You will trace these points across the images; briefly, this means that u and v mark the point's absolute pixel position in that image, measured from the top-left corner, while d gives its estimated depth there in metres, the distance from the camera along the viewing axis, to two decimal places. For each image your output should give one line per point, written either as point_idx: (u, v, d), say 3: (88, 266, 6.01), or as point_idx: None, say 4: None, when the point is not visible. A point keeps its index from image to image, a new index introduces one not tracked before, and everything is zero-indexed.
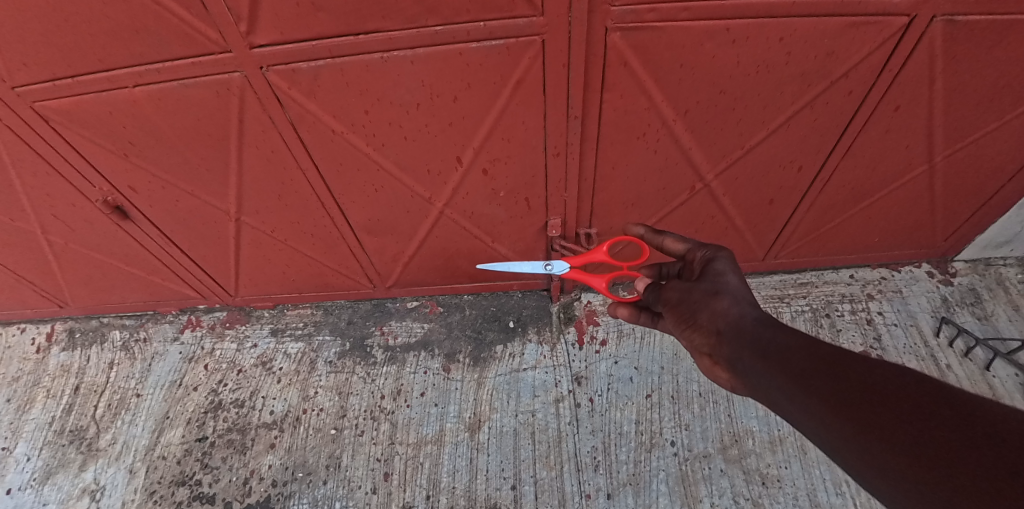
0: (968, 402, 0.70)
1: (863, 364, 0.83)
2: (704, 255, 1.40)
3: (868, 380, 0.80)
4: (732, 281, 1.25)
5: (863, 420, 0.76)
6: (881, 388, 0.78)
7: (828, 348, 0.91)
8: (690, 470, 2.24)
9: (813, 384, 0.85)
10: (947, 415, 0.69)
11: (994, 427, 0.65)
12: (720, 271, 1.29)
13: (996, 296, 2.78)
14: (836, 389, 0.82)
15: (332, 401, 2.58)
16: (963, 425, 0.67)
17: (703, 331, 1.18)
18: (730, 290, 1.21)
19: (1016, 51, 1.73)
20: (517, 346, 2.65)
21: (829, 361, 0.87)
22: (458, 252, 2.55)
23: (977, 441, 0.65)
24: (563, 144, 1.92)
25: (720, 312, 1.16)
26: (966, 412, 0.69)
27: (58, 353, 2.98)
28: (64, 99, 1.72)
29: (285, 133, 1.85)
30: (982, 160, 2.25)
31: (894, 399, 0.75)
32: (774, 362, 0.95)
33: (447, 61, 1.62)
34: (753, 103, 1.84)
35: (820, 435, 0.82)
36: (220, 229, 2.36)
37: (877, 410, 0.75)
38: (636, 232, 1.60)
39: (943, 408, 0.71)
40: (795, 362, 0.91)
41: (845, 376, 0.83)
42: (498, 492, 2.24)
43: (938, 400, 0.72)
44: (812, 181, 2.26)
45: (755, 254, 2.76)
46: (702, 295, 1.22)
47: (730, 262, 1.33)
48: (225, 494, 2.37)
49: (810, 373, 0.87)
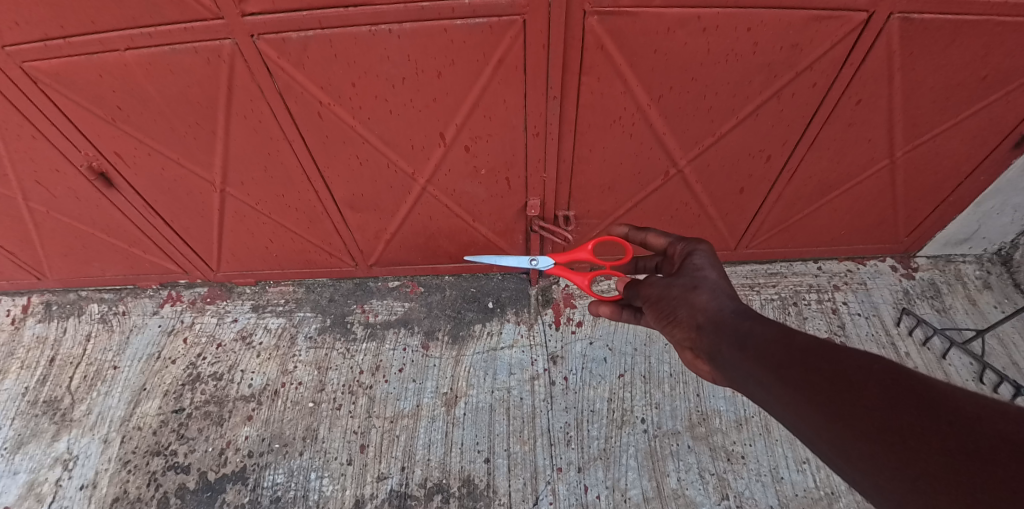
0: (931, 389, 0.75)
1: (833, 353, 0.88)
2: (682, 249, 1.43)
3: (837, 367, 0.85)
4: (710, 275, 1.29)
5: (835, 410, 0.80)
6: (852, 377, 0.82)
7: (802, 338, 0.96)
8: (660, 446, 2.31)
9: (789, 376, 0.89)
10: (911, 404, 0.74)
11: (954, 413, 0.70)
12: (699, 266, 1.32)
13: (954, 291, 2.92)
14: (811, 379, 0.86)
15: (311, 375, 2.61)
16: (926, 413, 0.72)
17: (683, 326, 1.22)
18: (708, 283, 1.25)
19: (968, 51, 1.83)
20: (495, 325, 2.72)
21: (803, 351, 0.92)
22: (439, 231, 2.63)
23: (939, 429, 0.69)
24: (542, 124, 1.99)
25: (699, 307, 1.19)
26: (930, 399, 0.74)
27: (33, 325, 2.97)
28: (54, 60, 1.75)
29: (273, 103, 1.90)
30: (941, 158, 2.37)
31: (861, 387, 0.80)
32: (751, 354, 1.00)
33: (432, 37, 1.68)
34: (723, 92, 1.93)
35: (793, 422, 0.87)
36: (204, 200, 2.39)
37: (850, 401, 0.80)
38: (620, 233, 1.64)
39: (909, 395, 0.76)
40: (770, 353, 0.96)
41: (817, 368, 0.87)
42: (472, 465, 2.29)
43: (903, 386, 0.77)
44: (780, 171, 2.36)
45: (727, 243, 2.86)
46: (681, 290, 1.26)
47: (709, 256, 1.36)
48: (200, 464, 2.39)
49: (786, 366, 0.91)
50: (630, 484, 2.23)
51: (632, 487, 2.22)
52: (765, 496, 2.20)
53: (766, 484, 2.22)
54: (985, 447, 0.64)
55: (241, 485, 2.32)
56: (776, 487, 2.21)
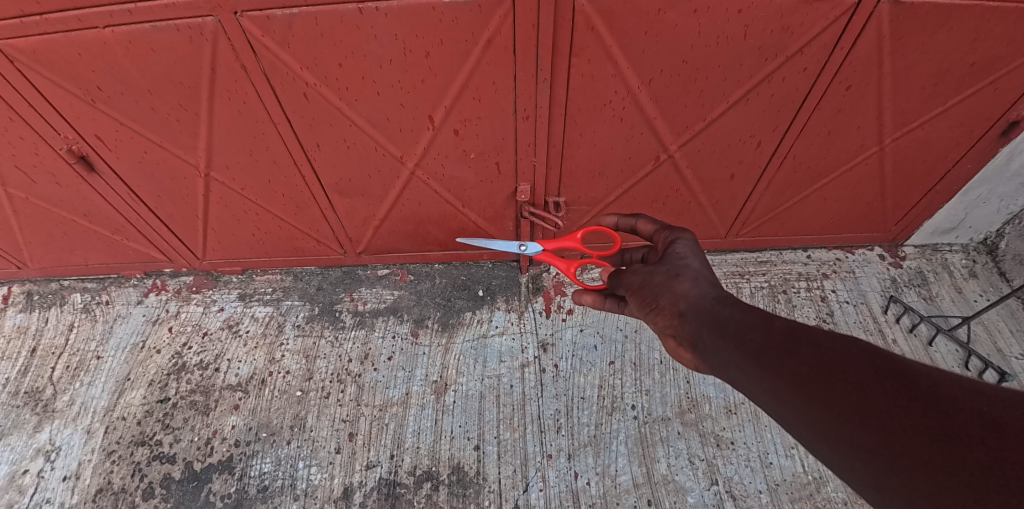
0: (906, 369, 0.74)
1: (813, 337, 0.86)
2: (666, 237, 1.40)
3: (816, 351, 0.84)
4: (693, 263, 1.26)
5: (813, 393, 0.79)
6: (829, 359, 0.81)
7: (781, 323, 0.94)
8: (649, 432, 2.32)
9: (768, 360, 0.88)
10: (886, 384, 0.73)
11: (929, 393, 0.70)
12: (682, 254, 1.29)
13: (941, 279, 2.95)
14: (789, 364, 0.85)
15: (299, 364, 2.58)
16: (902, 392, 0.71)
17: (665, 314, 1.19)
18: (691, 271, 1.23)
19: (957, 36, 1.84)
20: (485, 313, 2.71)
21: (783, 335, 0.90)
22: (429, 217, 2.60)
23: (915, 409, 0.69)
24: (532, 106, 1.97)
25: (680, 294, 1.17)
26: (905, 379, 0.73)
27: (14, 315, 2.91)
28: (30, 38, 1.69)
29: (257, 84, 1.86)
30: (930, 145, 2.38)
31: (839, 370, 0.78)
32: (731, 339, 0.98)
33: (420, 16, 1.65)
34: (714, 75, 1.91)
35: (774, 407, 0.86)
36: (188, 185, 2.34)
37: (826, 384, 0.78)
38: (609, 221, 1.62)
39: (884, 375, 0.75)
40: (750, 338, 0.94)
41: (797, 351, 0.86)
42: (462, 452, 2.28)
43: (879, 368, 0.76)
44: (770, 156, 2.36)
45: (717, 230, 2.87)
46: (663, 278, 1.23)
47: (692, 245, 1.33)
48: (186, 454, 2.35)
49: (764, 351, 0.90)
50: (620, 469, 2.23)
51: (621, 473, 2.22)
52: (755, 481, 2.21)
53: (755, 469, 2.23)
54: (961, 424, 0.64)
55: (227, 474, 2.29)
56: (765, 472, 2.22)
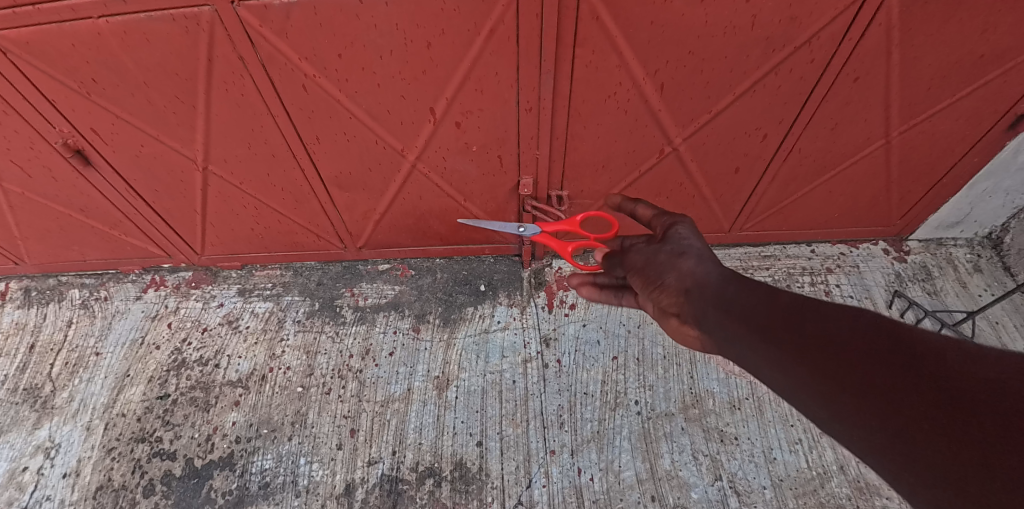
0: (911, 340, 0.72)
1: (817, 314, 0.83)
2: (665, 220, 1.38)
3: (820, 327, 0.81)
4: (696, 243, 1.24)
5: (816, 366, 0.76)
6: (833, 334, 0.78)
7: (786, 299, 0.91)
8: (653, 428, 2.30)
9: (772, 335, 0.84)
10: (893, 356, 0.71)
11: (934, 363, 0.68)
12: (684, 235, 1.27)
13: (946, 274, 2.93)
14: (793, 340, 0.81)
15: (300, 360, 2.56)
16: (908, 363, 0.69)
17: (669, 291, 1.16)
18: (694, 251, 1.21)
19: (968, 27, 1.81)
20: (487, 308, 2.69)
21: (787, 312, 0.87)
22: (429, 211, 2.58)
23: (921, 381, 0.66)
24: (535, 98, 1.94)
25: (686, 271, 1.15)
26: (909, 350, 0.70)
27: (11, 311, 2.88)
28: (21, 29, 1.65)
29: (256, 76, 1.83)
30: (937, 138, 2.35)
31: (844, 343, 0.76)
32: (735, 317, 0.95)
33: (421, 6, 1.62)
34: (720, 66, 1.88)
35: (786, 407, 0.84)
36: (185, 179, 2.31)
37: (829, 358, 0.75)
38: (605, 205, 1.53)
39: (889, 347, 0.72)
40: (754, 316, 0.91)
41: (800, 326, 0.83)
42: (464, 448, 2.27)
43: (884, 340, 0.74)
44: (776, 150, 2.33)
45: (720, 225, 2.85)
46: (668, 256, 1.22)
47: (693, 228, 1.31)
48: (187, 451, 2.34)
49: (769, 328, 0.86)
50: (623, 465, 2.22)
51: (625, 468, 2.21)
52: (759, 476, 2.20)
53: (759, 464, 2.22)
54: (967, 395, 0.62)
55: (228, 471, 2.27)
56: (769, 468, 2.21)
